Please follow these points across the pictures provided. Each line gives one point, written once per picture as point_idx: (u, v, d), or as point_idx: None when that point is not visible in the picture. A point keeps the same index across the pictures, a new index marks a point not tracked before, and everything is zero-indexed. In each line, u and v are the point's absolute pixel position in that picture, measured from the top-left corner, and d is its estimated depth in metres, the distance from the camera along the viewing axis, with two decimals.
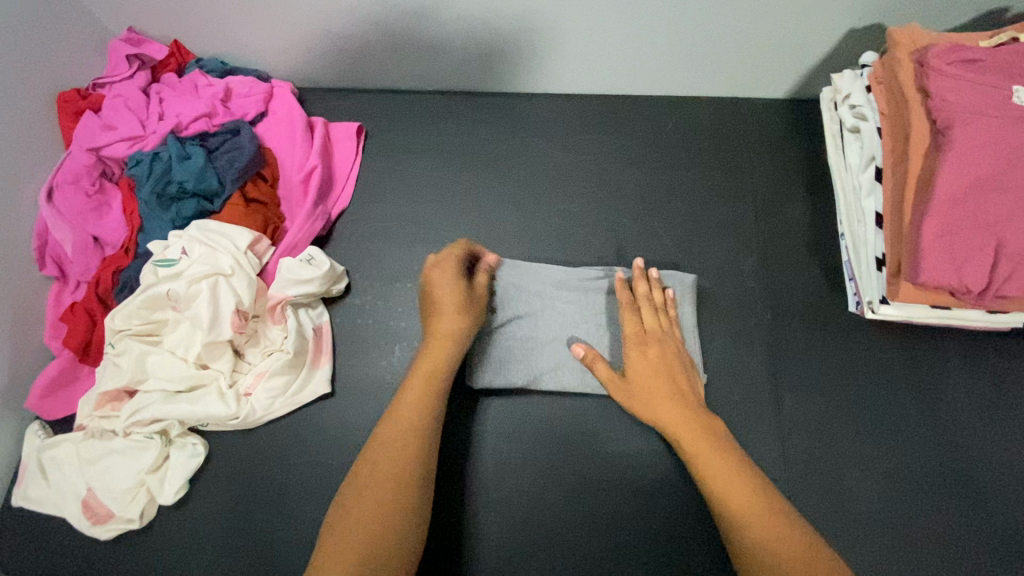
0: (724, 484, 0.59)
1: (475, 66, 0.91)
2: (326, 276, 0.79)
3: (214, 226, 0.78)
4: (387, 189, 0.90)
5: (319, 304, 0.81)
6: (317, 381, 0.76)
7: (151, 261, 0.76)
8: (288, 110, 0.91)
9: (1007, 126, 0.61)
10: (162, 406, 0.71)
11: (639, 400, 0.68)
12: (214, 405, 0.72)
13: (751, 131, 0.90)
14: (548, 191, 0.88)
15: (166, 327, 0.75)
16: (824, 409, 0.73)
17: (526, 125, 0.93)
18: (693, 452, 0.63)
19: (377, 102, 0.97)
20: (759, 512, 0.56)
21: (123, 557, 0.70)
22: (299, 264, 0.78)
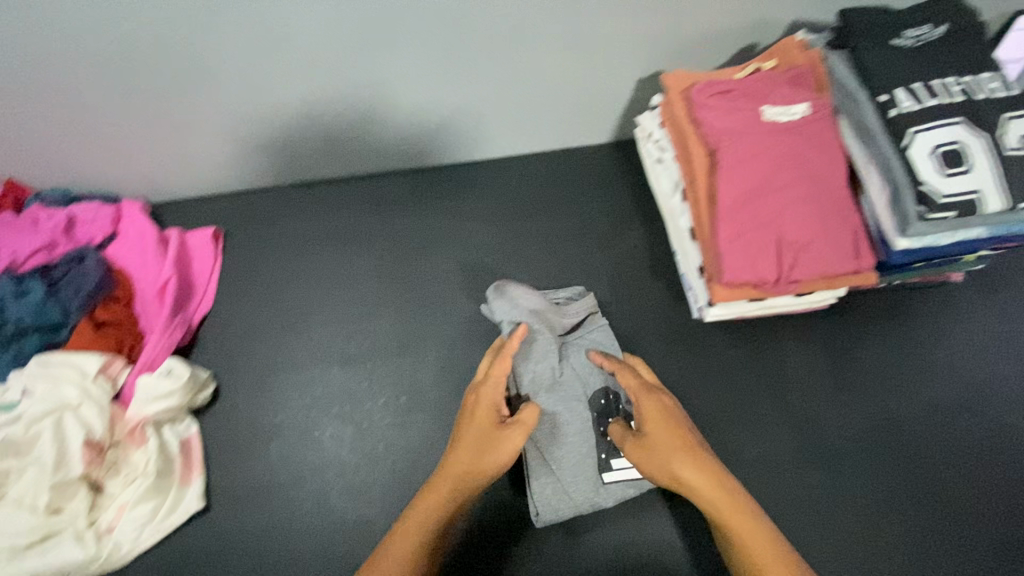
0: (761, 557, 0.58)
1: (323, 157, 0.95)
2: (187, 386, 0.77)
3: (56, 357, 0.75)
4: (252, 286, 0.91)
5: (186, 416, 0.79)
6: (188, 499, 0.74)
7: None
8: (137, 227, 0.91)
9: (761, 142, 0.72)
10: (8, 566, 0.67)
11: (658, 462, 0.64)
12: (70, 550, 0.68)
13: (587, 174, 0.99)
14: (412, 262, 0.92)
15: (9, 479, 0.71)
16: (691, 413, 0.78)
17: (385, 203, 0.97)
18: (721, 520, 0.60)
19: (234, 205, 0.98)
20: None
21: None
22: (156, 377, 0.76)
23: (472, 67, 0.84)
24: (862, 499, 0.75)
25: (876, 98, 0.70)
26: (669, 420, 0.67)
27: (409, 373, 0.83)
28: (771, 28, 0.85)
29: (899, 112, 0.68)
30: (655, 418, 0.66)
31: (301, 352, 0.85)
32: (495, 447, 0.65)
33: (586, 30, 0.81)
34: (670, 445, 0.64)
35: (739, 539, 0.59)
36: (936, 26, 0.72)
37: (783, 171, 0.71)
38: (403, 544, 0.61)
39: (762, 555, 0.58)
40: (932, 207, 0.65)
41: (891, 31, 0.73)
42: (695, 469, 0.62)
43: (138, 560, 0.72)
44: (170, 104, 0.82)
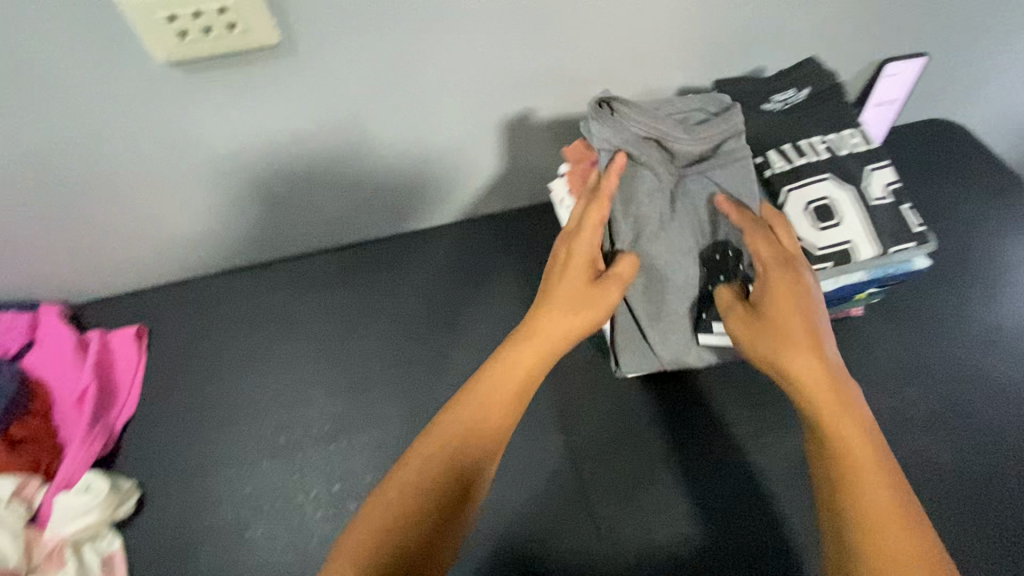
0: (858, 456, 0.58)
1: (249, 241, 0.96)
2: (107, 500, 0.75)
3: None
4: (179, 381, 0.89)
5: (110, 532, 0.76)
6: None
7: None
8: (54, 334, 0.89)
9: None
10: None
11: (774, 340, 0.65)
12: None
13: (511, 237, 1.03)
14: (344, 339, 0.93)
15: None
16: (619, 463, 0.80)
17: (315, 281, 0.98)
18: (817, 411, 0.61)
19: (158, 297, 0.97)
20: (877, 477, 0.57)
21: None
22: (74, 495, 0.75)
23: (385, 149, 0.88)
24: (802, 533, 0.75)
25: (752, 160, 0.76)
26: (800, 289, 0.66)
27: (344, 457, 0.83)
28: (659, 96, 0.93)
29: (773, 172, 0.75)
30: (784, 290, 0.67)
31: (231, 445, 0.84)
32: (584, 311, 0.69)
33: (488, 109, 0.87)
34: (779, 326, 0.65)
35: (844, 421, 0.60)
36: (799, 90, 0.79)
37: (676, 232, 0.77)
38: (415, 473, 0.61)
39: (861, 448, 0.58)
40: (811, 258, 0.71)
41: (760, 97, 0.80)
42: (799, 361, 0.63)
43: None
44: (85, 208, 0.83)
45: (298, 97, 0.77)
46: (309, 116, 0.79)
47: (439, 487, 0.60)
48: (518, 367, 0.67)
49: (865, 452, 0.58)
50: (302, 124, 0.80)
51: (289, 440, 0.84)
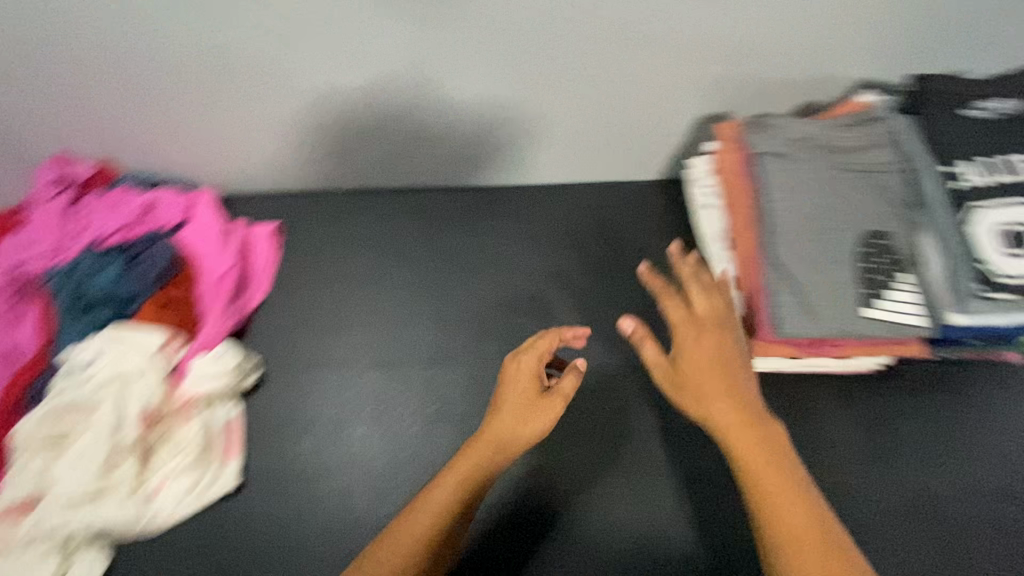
0: (802, 525, 0.52)
1: (383, 168, 0.99)
2: (236, 368, 0.84)
3: (128, 328, 0.82)
4: (304, 283, 0.96)
5: (234, 398, 0.84)
6: (226, 476, 0.78)
7: (62, 369, 0.80)
8: (206, 216, 0.97)
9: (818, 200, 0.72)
10: (63, 514, 0.73)
11: (692, 391, 0.59)
12: (119, 508, 0.74)
13: (635, 210, 1.01)
14: (457, 277, 0.96)
15: (72, 435, 0.76)
16: (707, 449, 0.85)
17: (436, 217, 1.01)
18: (754, 473, 0.54)
19: (295, 203, 1.03)
20: (819, 540, 0.51)
21: None
22: (211, 358, 0.83)
23: (532, 101, 0.86)
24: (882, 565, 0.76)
25: (941, 167, 0.71)
26: (725, 335, 0.62)
27: (438, 387, 0.86)
28: (833, 83, 0.86)
29: (964, 184, 0.69)
30: (713, 324, 0.62)
31: (341, 352, 0.89)
32: (530, 419, 0.64)
33: (648, 74, 0.83)
34: (694, 373, 0.59)
35: (756, 470, 0.54)
36: (1007, 99, 0.72)
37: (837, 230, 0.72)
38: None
39: (794, 503, 0.53)
40: (991, 285, 0.66)
41: (961, 101, 0.73)
42: (725, 410, 0.57)
43: (177, 532, 0.77)
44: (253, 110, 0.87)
45: (473, 34, 0.76)
46: (473, 53, 0.79)
47: None
48: (481, 451, 0.63)
49: (790, 502, 0.53)
50: (462, 62, 0.79)
51: (394, 360, 0.88)
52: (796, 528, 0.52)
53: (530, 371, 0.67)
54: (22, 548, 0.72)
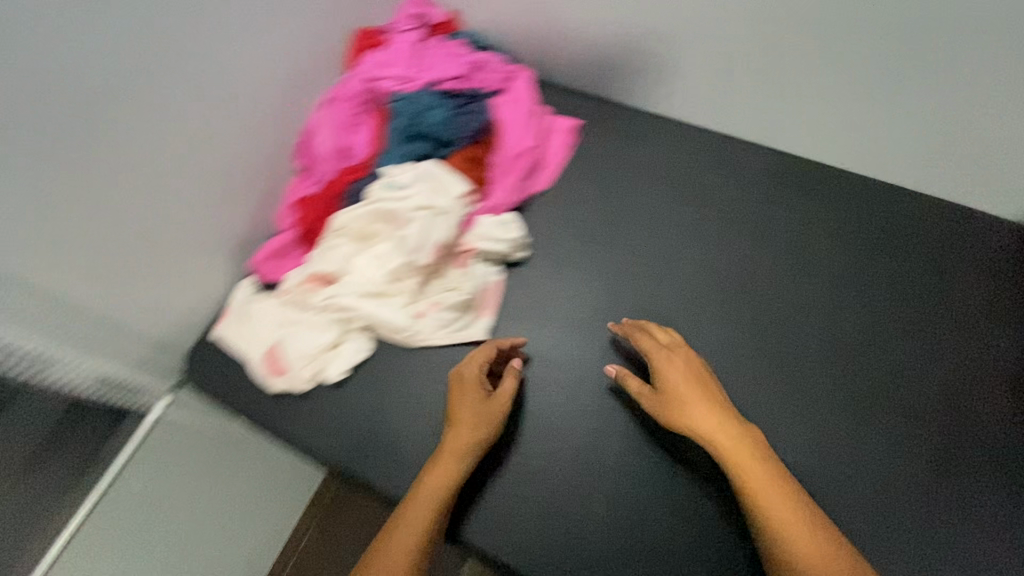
0: (790, 525, 0.62)
1: (705, 101, 0.95)
2: (515, 241, 0.89)
3: (444, 168, 0.90)
4: (585, 185, 0.97)
5: (499, 265, 0.90)
6: (478, 327, 0.86)
7: (381, 180, 0.88)
8: (523, 92, 1.01)
9: None
10: (353, 300, 0.84)
11: (672, 409, 0.72)
12: (394, 315, 0.84)
13: (970, 243, 0.86)
14: (737, 237, 0.91)
15: (377, 239, 0.87)
16: (969, 526, 0.72)
17: (734, 167, 0.95)
18: (752, 480, 0.65)
19: (599, 108, 1.04)
20: (815, 541, 0.60)
21: (288, 399, 0.86)
22: (498, 224, 0.88)
23: (927, 81, 0.76)
24: None
25: None
26: (698, 381, 0.74)
27: (682, 331, 0.85)
28: None
29: None
30: (672, 364, 0.75)
31: (602, 263, 0.91)
32: (488, 427, 0.76)
33: None
34: (680, 396, 0.73)
35: (758, 480, 0.65)
36: None
37: None
38: (401, 544, 0.66)
39: (789, 517, 0.62)
40: None
41: None
42: (726, 436, 0.69)
43: (421, 353, 0.85)
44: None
45: None
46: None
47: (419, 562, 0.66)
48: (461, 440, 0.75)
49: (780, 504, 0.63)
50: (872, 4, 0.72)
51: (651, 292, 0.88)
52: (795, 529, 0.61)
53: (477, 385, 0.79)
54: (316, 312, 0.85)
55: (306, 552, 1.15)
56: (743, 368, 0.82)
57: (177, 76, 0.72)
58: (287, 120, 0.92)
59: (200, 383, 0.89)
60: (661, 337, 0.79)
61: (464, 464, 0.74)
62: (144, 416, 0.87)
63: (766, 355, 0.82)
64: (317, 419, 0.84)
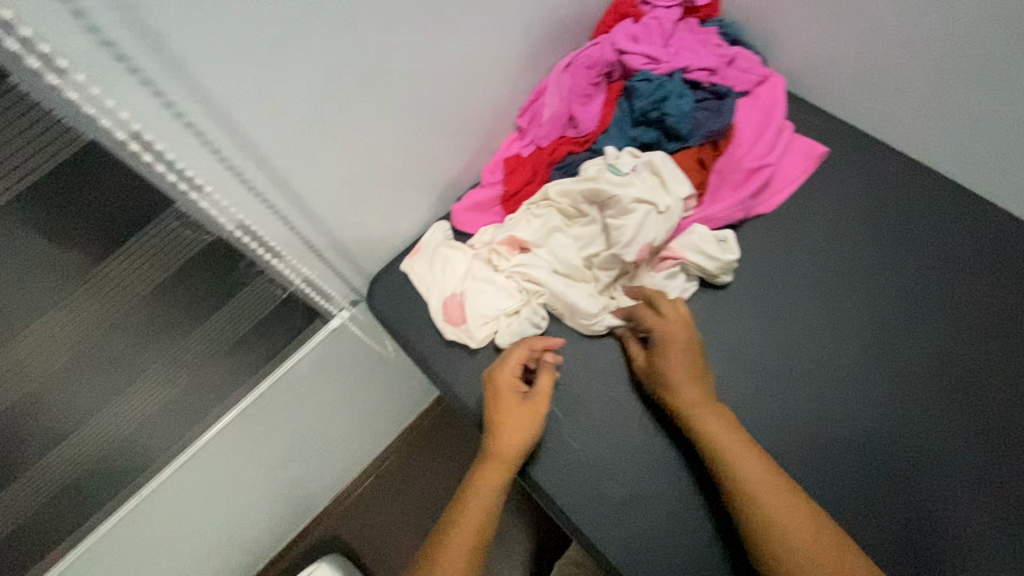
0: (773, 499, 0.63)
1: (984, 161, 0.84)
2: (725, 262, 0.82)
3: (671, 163, 0.84)
4: (813, 218, 0.88)
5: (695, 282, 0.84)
6: None
7: (604, 161, 0.86)
8: (773, 102, 0.91)
9: None
10: (545, 274, 0.83)
11: (661, 376, 0.73)
12: (581, 301, 0.81)
13: None
14: (982, 326, 0.78)
15: (581, 221, 0.86)
16: None
17: (996, 246, 0.82)
18: (724, 446, 0.67)
19: (849, 139, 0.94)
20: (801, 520, 0.61)
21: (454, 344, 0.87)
22: (713, 239, 0.82)
23: None
24: None
25: None
26: (708, 400, 0.71)
27: (892, 411, 0.75)
28: None
29: None
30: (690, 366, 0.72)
31: (812, 307, 0.82)
32: (522, 423, 0.74)
33: None
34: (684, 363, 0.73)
35: (727, 449, 0.67)
36: None
37: None
38: (455, 547, 0.67)
39: (765, 486, 0.64)
40: None
41: None
42: (720, 421, 0.69)
43: (596, 341, 0.84)
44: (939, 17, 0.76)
45: None
46: None
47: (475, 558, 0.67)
48: (512, 447, 0.73)
49: (762, 482, 0.64)
50: None
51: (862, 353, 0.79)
52: (779, 507, 0.62)
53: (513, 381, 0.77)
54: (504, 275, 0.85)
55: (403, 461, 1.29)
56: (962, 472, 0.71)
57: (467, 12, 0.75)
58: (527, 75, 0.92)
59: (376, 304, 0.92)
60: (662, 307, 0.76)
61: (508, 469, 0.73)
62: (331, 319, 0.91)
63: (996, 469, 0.70)
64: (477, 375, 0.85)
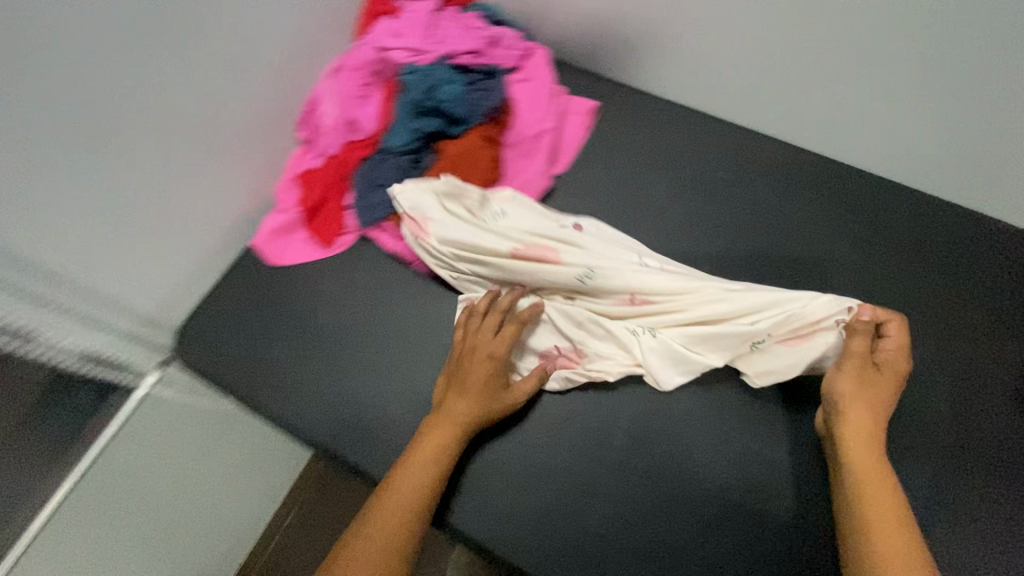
0: (877, 515, 0.61)
1: (724, 91, 0.94)
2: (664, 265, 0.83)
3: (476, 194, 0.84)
4: (599, 172, 0.94)
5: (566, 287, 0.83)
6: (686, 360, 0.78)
7: (402, 199, 0.82)
8: (540, 72, 0.98)
9: None
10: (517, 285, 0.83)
11: (875, 385, 0.70)
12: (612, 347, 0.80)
13: (991, 253, 0.84)
14: (756, 231, 0.88)
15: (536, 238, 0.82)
16: (970, 530, 0.70)
17: (753, 159, 0.93)
18: (858, 476, 0.64)
19: (616, 93, 1.01)
20: (893, 525, 0.60)
21: (281, 376, 0.83)
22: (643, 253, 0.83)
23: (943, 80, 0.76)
24: None
25: None
26: (877, 394, 0.69)
27: None
28: None
29: None
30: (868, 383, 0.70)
31: None
32: (487, 391, 0.75)
33: None
34: (856, 383, 0.69)
35: (872, 487, 0.63)
36: None
37: None
38: (389, 514, 0.67)
39: (877, 503, 0.62)
40: None
41: None
42: (863, 417, 0.68)
43: (424, 335, 0.84)
44: None
45: None
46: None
47: (408, 525, 0.67)
48: (453, 422, 0.73)
49: (879, 505, 0.61)
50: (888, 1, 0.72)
51: None
52: (880, 520, 0.60)
53: (489, 333, 0.78)
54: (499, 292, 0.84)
55: (292, 530, 1.15)
56: None
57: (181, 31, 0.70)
58: (292, 86, 0.89)
59: (189, 357, 0.85)
60: (881, 350, 0.72)
61: (454, 437, 0.73)
62: (133, 391, 0.82)
63: None
64: (312, 399, 0.81)
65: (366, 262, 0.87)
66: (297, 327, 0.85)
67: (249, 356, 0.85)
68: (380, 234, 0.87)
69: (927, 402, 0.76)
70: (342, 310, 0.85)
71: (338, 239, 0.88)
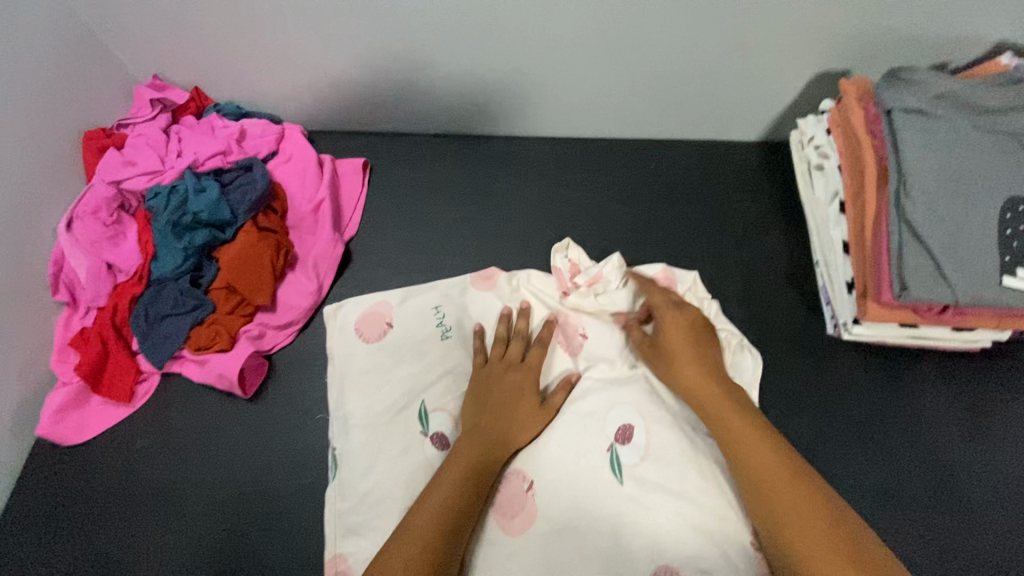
0: (799, 524, 0.56)
1: (473, 113, 1.01)
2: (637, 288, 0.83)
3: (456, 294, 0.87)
4: (389, 221, 0.97)
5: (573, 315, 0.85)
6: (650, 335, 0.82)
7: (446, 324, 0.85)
8: (298, 148, 0.98)
9: (956, 148, 0.67)
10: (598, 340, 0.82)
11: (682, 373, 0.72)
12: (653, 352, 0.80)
13: (728, 170, 0.97)
14: (546, 224, 0.96)
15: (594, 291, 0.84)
16: (808, 410, 0.77)
17: (520, 163, 1.01)
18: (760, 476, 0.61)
19: (380, 144, 1.05)
20: (814, 513, 0.56)
21: (112, 564, 0.72)
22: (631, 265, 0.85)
23: (626, 53, 0.88)
24: (996, 560, 0.67)
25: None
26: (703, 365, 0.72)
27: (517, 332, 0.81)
28: (972, 43, 0.81)
29: None
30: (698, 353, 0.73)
31: None
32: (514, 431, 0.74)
33: (742, 26, 0.83)
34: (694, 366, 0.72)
35: (795, 517, 0.57)
36: None
37: (977, 176, 0.66)
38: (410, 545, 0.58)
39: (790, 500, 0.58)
40: None
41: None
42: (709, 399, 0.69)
43: (261, 449, 0.78)
44: (342, 30, 0.88)
45: None
46: None
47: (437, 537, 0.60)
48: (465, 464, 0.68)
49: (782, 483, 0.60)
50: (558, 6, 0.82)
51: (481, 299, 0.87)
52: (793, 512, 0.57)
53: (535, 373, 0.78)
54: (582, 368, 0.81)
55: None
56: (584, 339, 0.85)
57: None
58: (22, 252, 0.81)
59: None
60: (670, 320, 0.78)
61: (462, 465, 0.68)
62: None
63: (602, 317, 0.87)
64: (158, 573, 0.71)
65: (180, 397, 0.81)
66: (114, 498, 0.76)
67: (76, 554, 0.73)
68: (181, 366, 0.82)
69: (730, 311, 0.85)
70: (163, 456, 0.78)
71: (138, 388, 0.81)
